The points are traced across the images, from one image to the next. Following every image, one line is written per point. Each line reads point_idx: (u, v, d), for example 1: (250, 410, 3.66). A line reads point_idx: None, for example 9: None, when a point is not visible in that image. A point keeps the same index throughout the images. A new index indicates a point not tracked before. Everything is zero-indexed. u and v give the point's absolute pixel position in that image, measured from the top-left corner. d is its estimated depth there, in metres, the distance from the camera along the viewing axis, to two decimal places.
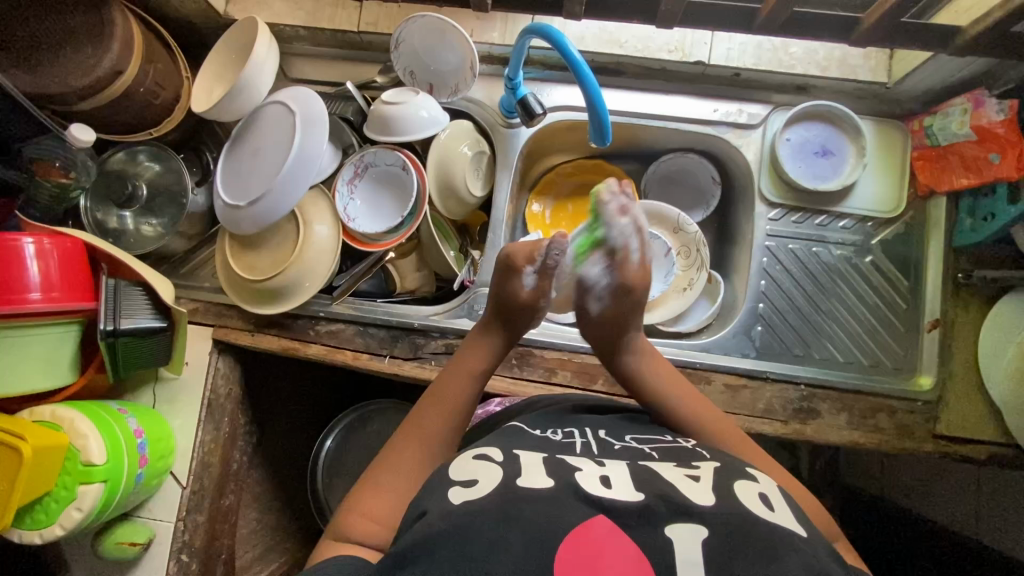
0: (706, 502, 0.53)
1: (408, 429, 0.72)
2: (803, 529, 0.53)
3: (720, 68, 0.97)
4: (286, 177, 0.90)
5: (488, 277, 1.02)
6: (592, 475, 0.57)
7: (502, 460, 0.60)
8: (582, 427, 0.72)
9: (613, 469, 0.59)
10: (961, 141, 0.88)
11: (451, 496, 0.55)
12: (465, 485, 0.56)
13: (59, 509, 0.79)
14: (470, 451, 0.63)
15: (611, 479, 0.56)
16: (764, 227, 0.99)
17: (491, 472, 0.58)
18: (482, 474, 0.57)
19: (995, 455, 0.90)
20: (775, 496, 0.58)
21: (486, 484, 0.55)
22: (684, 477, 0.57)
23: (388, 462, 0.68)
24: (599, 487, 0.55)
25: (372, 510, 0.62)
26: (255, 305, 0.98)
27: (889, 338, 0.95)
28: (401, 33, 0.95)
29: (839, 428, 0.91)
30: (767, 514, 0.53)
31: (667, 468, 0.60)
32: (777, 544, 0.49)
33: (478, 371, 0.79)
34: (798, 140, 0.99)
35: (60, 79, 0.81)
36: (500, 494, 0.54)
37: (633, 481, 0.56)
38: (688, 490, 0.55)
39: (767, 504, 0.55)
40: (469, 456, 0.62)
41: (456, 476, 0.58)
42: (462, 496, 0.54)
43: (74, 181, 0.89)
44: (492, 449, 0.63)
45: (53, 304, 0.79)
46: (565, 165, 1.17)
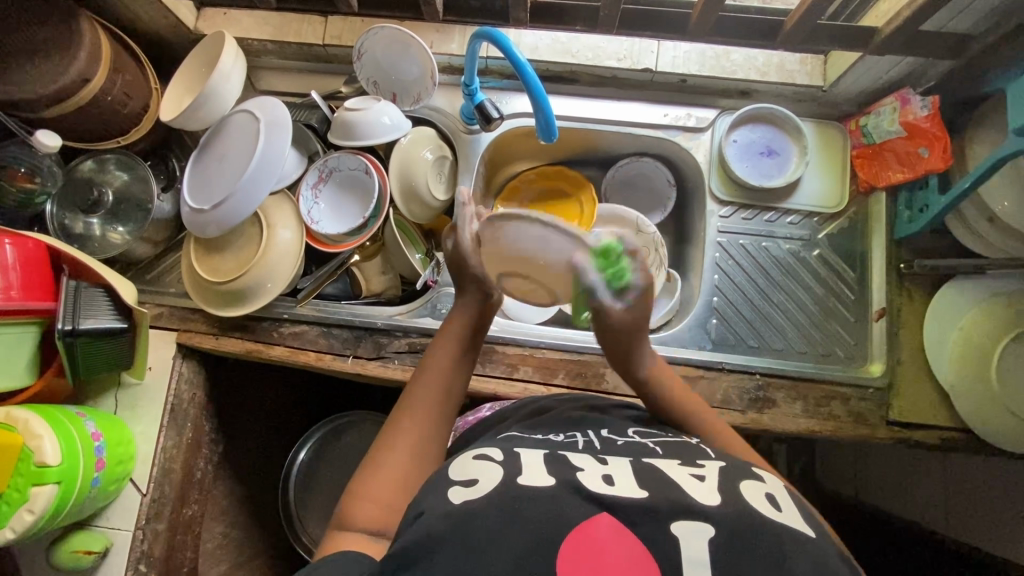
0: (712, 501, 0.52)
1: (399, 412, 0.67)
2: (811, 529, 0.53)
3: (667, 74, 1.02)
4: (249, 180, 0.92)
5: (451, 277, 1.04)
6: (595, 474, 0.56)
7: (503, 459, 0.59)
8: (589, 426, 0.71)
9: (617, 468, 0.58)
10: (893, 137, 0.94)
11: (451, 496, 0.54)
12: (466, 484, 0.55)
13: (10, 511, 0.78)
14: (471, 451, 0.62)
15: (614, 477, 0.56)
16: (715, 223, 1.03)
17: (492, 471, 0.57)
18: (482, 474, 0.56)
19: (947, 439, 0.92)
20: (783, 497, 0.56)
21: (487, 483, 0.54)
22: (690, 477, 0.56)
23: (383, 446, 0.64)
24: (602, 484, 0.54)
25: (373, 500, 0.60)
26: (219, 308, 0.98)
27: (840, 328, 0.98)
28: (363, 44, 1.00)
29: (794, 417, 0.93)
30: (775, 516, 0.52)
31: (672, 467, 0.58)
32: (785, 541, 0.50)
33: (464, 339, 0.74)
34: (744, 142, 1.03)
35: (28, 87, 0.83)
36: (497, 493, 0.53)
37: (638, 479, 0.55)
38: (695, 490, 0.54)
39: (774, 505, 0.54)
40: (470, 455, 0.60)
41: (456, 474, 0.57)
42: (461, 495, 0.54)
43: (40, 187, 0.94)
44: (491, 449, 0.62)
45: (11, 303, 0.79)
46: (528, 171, 1.21)
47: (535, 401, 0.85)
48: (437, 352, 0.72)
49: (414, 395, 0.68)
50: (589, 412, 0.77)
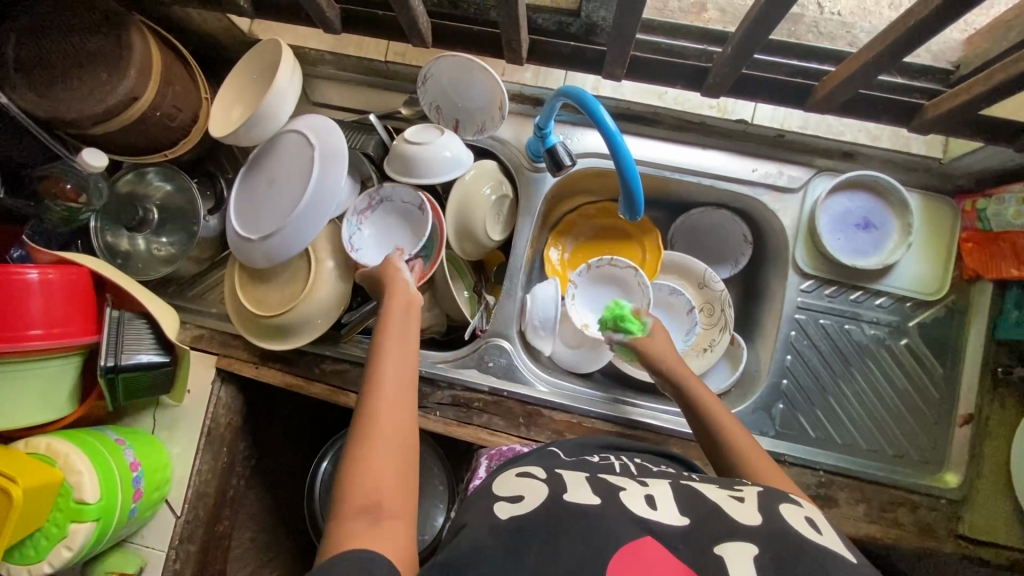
0: (752, 521, 0.53)
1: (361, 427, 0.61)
2: (855, 554, 0.51)
3: (763, 128, 0.93)
4: (301, 216, 0.86)
5: (501, 327, 0.98)
6: (637, 493, 0.59)
7: (546, 482, 0.62)
8: (621, 455, 0.77)
9: (657, 490, 0.60)
10: (1016, 231, 0.83)
11: (497, 511, 0.56)
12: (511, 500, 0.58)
13: (49, 546, 0.77)
14: (514, 469, 0.67)
15: (655, 499, 0.58)
16: (794, 298, 0.94)
17: (537, 490, 0.59)
18: (528, 491, 0.59)
19: (1016, 560, 0.86)
20: (823, 522, 0.56)
21: (533, 499, 0.57)
22: (729, 498, 0.58)
23: (364, 452, 0.58)
24: (646, 508, 0.56)
25: (373, 507, 0.55)
26: (262, 340, 0.94)
27: (918, 428, 0.90)
28: (430, 69, 0.91)
29: (856, 519, 0.87)
30: (815, 538, 0.52)
31: (710, 489, 0.60)
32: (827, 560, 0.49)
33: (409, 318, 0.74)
34: (840, 210, 0.93)
35: (74, 103, 0.77)
36: (542, 515, 0.54)
37: (678, 504, 0.57)
38: (734, 511, 0.55)
39: (815, 527, 0.54)
40: (512, 474, 0.65)
41: (501, 492, 0.61)
42: (508, 510, 0.56)
43: (86, 205, 0.86)
44: (534, 468, 0.66)
45: (53, 340, 0.76)
46: (587, 206, 1.12)
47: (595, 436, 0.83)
48: (390, 339, 0.70)
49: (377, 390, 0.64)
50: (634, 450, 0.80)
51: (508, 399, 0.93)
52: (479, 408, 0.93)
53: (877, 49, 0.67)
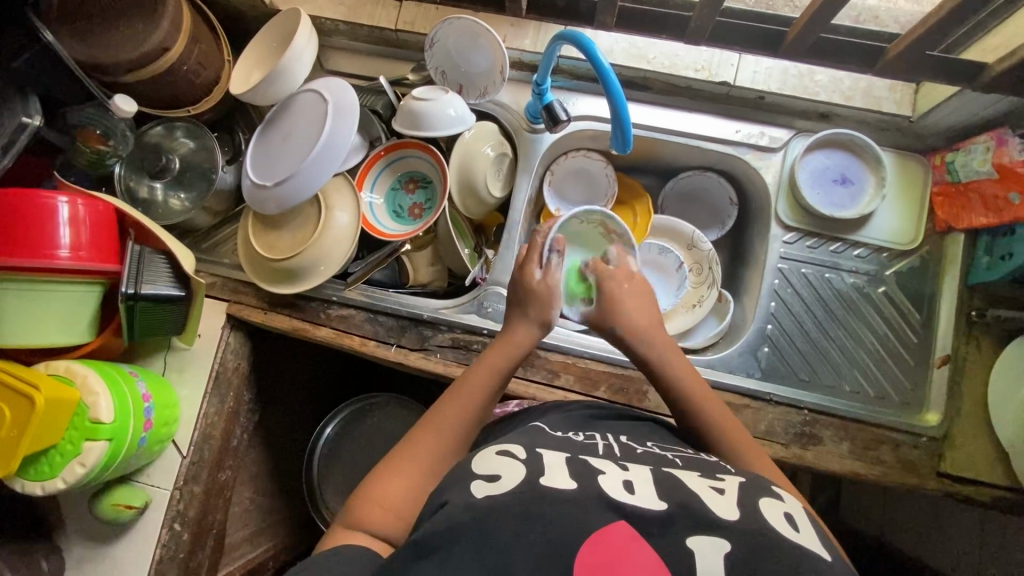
0: (730, 516, 0.51)
1: (427, 424, 0.69)
2: (829, 551, 0.50)
3: (744, 90, 0.98)
4: (313, 162, 0.93)
5: (501, 277, 1.04)
6: (615, 478, 0.55)
7: (525, 457, 0.58)
8: (603, 432, 0.73)
9: (637, 475, 0.57)
10: (982, 178, 0.89)
11: (473, 490, 0.52)
12: (488, 479, 0.54)
13: (63, 463, 0.80)
14: (492, 447, 0.61)
15: (634, 484, 0.54)
16: (777, 249, 0.99)
17: (515, 467, 0.55)
18: (505, 469, 0.55)
19: (999, 498, 0.88)
20: (802, 518, 0.54)
21: (510, 479, 0.53)
22: (708, 489, 0.55)
23: (403, 454, 0.65)
24: (622, 491, 0.53)
25: (385, 496, 0.61)
26: (271, 284, 1.00)
27: (898, 371, 0.94)
28: (436, 34, 0.99)
29: (840, 457, 0.89)
30: (795, 537, 0.50)
31: (693, 478, 0.58)
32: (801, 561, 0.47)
33: (502, 371, 0.75)
34: (818, 167, 1.00)
35: (111, 51, 0.85)
36: (520, 490, 0.51)
37: (657, 488, 0.54)
38: (712, 502, 0.53)
39: (794, 525, 0.52)
40: (492, 452, 0.59)
41: (479, 469, 0.56)
42: (485, 490, 0.52)
43: (112, 150, 0.94)
44: (515, 446, 0.61)
45: (80, 263, 0.81)
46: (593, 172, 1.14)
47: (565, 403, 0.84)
48: (490, 360, 0.75)
49: (445, 418, 0.69)
50: (612, 419, 0.79)
51: None
52: (478, 350, 0.97)
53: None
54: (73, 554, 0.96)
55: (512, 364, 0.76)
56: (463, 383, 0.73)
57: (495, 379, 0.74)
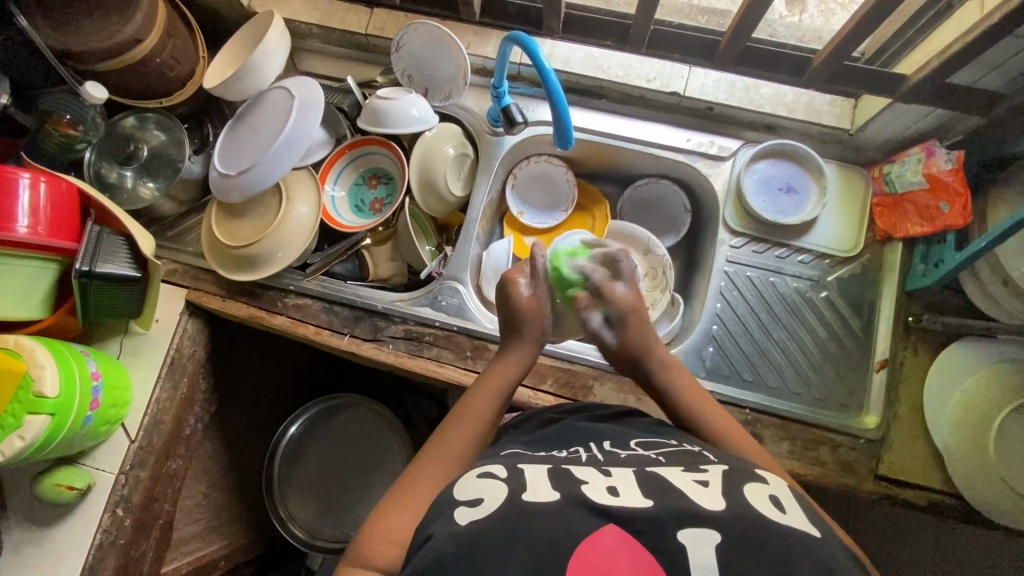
0: (716, 506, 0.51)
1: (435, 447, 0.68)
2: (817, 528, 0.52)
3: (694, 100, 1.03)
4: (275, 153, 0.96)
5: (456, 271, 1.06)
6: (598, 485, 0.55)
7: (506, 476, 0.58)
8: (588, 441, 0.71)
9: (620, 480, 0.57)
10: (915, 188, 0.93)
11: (457, 517, 0.52)
12: (470, 504, 0.54)
13: (3, 435, 0.81)
14: (475, 469, 0.61)
15: (618, 488, 0.55)
16: (724, 253, 1.03)
17: (495, 489, 0.55)
18: (486, 492, 0.55)
19: (935, 503, 0.89)
20: (786, 497, 0.55)
21: (493, 501, 0.53)
22: (694, 485, 0.55)
23: (410, 484, 0.64)
24: (606, 496, 0.53)
25: (395, 528, 0.59)
26: (230, 272, 1.02)
27: (839, 374, 0.96)
28: (402, 37, 1.04)
29: (780, 456, 0.91)
30: (781, 517, 0.51)
31: (675, 474, 0.58)
32: (793, 548, 0.48)
33: (505, 390, 0.76)
34: (764, 176, 1.04)
35: (83, 39, 0.89)
36: (502, 510, 0.52)
37: (641, 488, 0.54)
38: (696, 494, 0.53)
39: (779, 507, 0.53)
40: (474, 474, 0.60)
41: (462, 496, 0.56)
42: (467, 516, 0.52)
43: (81, 135, 0.97)
44: (496, 467, 0.61)
45: (37, 238, 0.83)
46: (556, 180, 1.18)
47: (545, 413, 0.83)
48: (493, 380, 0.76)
49: (450, 442, 0.69)
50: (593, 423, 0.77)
51: (456, 333, 0.99)
52: (430, 342, 0.99)
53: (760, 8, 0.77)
54: (12, 536, 0.95)
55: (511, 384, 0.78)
56: (467, 403, 0.74)
57: (501, 397, 0.76)
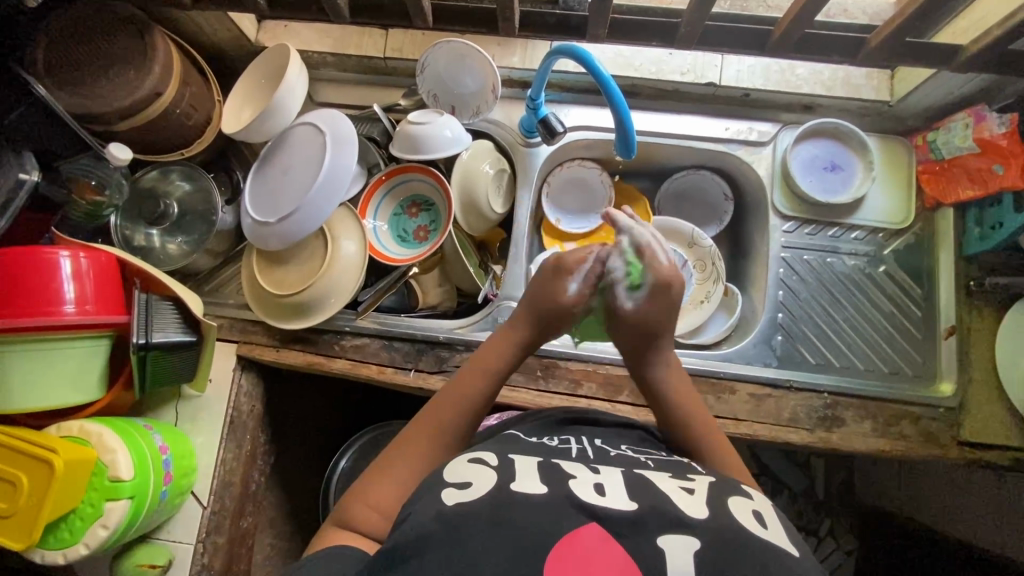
0: (700, 514, 0.53)
1: (421, 423, 0.69)
2: (797, 549, 0.53)
3: (730, 88, 1.02)
4: (317, 195, 0.93)
5: (512, 291, 1.04)
6: (587, 482, 0.57)
7: (497, 464, 0.61)
8: (580, 435, 0.74)
9: (608, 478, 0.59)
10: (964, 154, 0.93)
11: (444, 497, 0.55)
12: (459, 487, 0.56)
13: (85, 527, 0.77)
14: (467, 456, 0.63)
15: (606, 487, 0.57)
16: (778, 239, 1.02)
17: (486, 474, 0.58)
18: (477, 477, 0.58)
19: (1020, 459, 0.90)
20: (770, 517, 0.57)
21: (481, 486, 0.56)
22: (679, 489, 0.58)
23: (397, 455, 0.66)
24: (594, 495, 0.55)
25: (379, 497, 0.62)
26: (282, 321, 0.98)
27: (907, 346, 0.97)
28: (427, 58, 1.00)
29: (864, 436, 0.91)
30: (761, 533, 0.53)
31: (662, 480, 0.60)
32: (767, 559, 0.49)
33: (499, 369, 0.74)
34: (808, 156, 1.03)
35: (102, 100, 0.84)
36: (489, 495, 0.54)
37: (628, 489, 0.57)
38: (683, 503, 0.55)
39: (761, 522, 0.55)
40: (465, 459, 0.62)
41: (451, 477, 0.58)
42: (454, 497, 0.55)
43: (108, 200, 0.93)
44: (488, 454, 0.64)
45: (86, 317, 0.79)
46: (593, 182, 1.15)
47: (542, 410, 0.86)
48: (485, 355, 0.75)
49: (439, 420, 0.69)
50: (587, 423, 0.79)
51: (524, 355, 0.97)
52: None
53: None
54: None
55: (509, 363, 0.75)
56: (459, 380, 0.73)
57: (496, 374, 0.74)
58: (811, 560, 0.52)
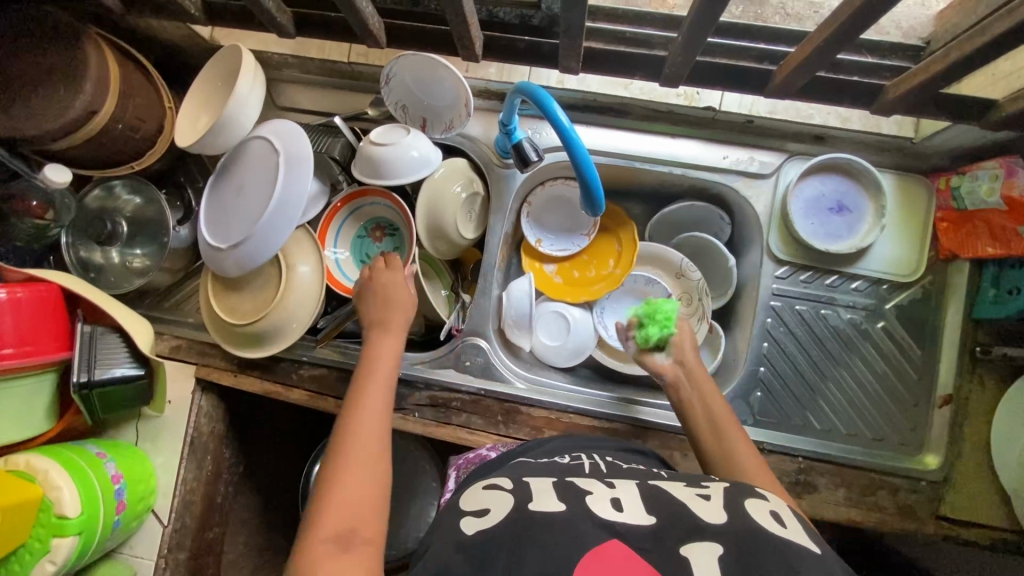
0: (716, 519, 0.51)
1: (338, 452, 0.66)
2: (818, 546, 0.50)
3: (731, 115, 0.92)
4: (267, 225, 0.86)
5: (477, 325, 0.98)
6: (603, 497, 0.56)
7: (512, 487, 0.60)
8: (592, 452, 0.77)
9: (623, 492, 0.58)
10: (989, 208, 0.82)
11: (462, 526, 0.55)
12: (477, 514, 0.56)
13: (33, 561, 0.78)
14: (482, 482, 0.64)
15: (621, 501, 0.55)
16: (769, 285, 0.93)
17: (503, 500, 0.58)
18: (493, 503, 0.57)
19: (1001, 541, 0.85)
20: (789, 518, 0.54)
21: (498, 511, 0.55)
22: (695, 496, 0.56)
23: (333, 486, 0.62)
24: (609, 510, 0.53)
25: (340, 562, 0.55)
26: (238, 348, 0.95)
27: (897, 411, 0.90)
28: (392, 69, 0.90)
29: (835, 504, 0.86)
30: (780, 531, 0.50)
31: (677, 488, 0.58)
32: (790, 551, 0.47)
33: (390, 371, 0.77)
34: (812, 195, 0.92)
35: (31, 120, 0.77)
36: None
37: (644, 502, 0.55)
38: (700, 509, 0.53)
39: (780, 522, 0.52)
40: (480, 486, 0.62)
41: (468, 506, 0.59)
42: (474, 526, 0.55)
43: (54, 220, 0.88)
44: (502, 478, 0.64)
45: (24, 358, 0.76)
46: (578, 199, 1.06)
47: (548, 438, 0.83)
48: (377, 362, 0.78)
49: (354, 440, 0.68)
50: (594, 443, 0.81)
51: (485, 398, 0.93)
52: (457, 408, 0.93)
53: (818, 40, 0.62)
54: None
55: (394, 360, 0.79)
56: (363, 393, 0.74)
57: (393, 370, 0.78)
58: (833, 555, 0.49)
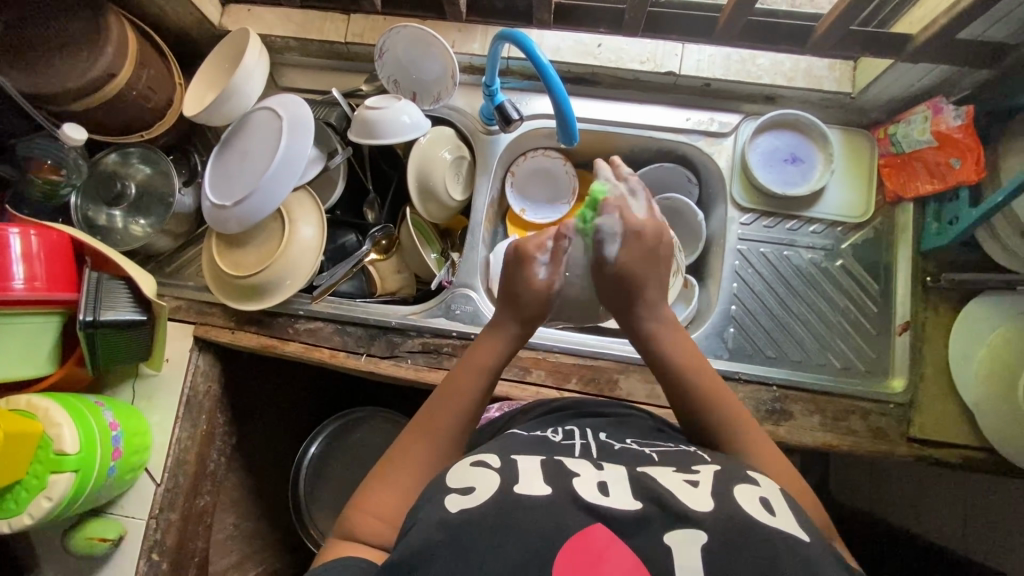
0: (704, 507, 0.49)
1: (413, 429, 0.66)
2: (806, 533, 0.48)
3: (691, 78, 1.00)
4: (271, 179, 0.93)
5: (466, 278, 1.04)
6: (590, 480, 0.52)
7: (500, 466, 0.55)
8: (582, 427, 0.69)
9: (613, 475, 0.54)
10: (924, 147, 0.92)
11: (447, 504, 0.50)
12: (462, 492, 0.51)
13: (28, 498, 0.79)
14: (468, 457, 0.58)
15: (609, 485, 0.52)
16: (735, 231, 1.01)
17: (488, 478, 0.53)
18: (480, 481, 0.52)
19: (970, 458, 0.89)
20: (779, 501, 0.52)
21: (485, 490, 0.51)
22: (682, 483, 0.52)
23: (400, 449, 0.64)
24: (597, 494, 0.50)
25: (379, 505, 0.59)
26: (239, 302, 1.00)
27: (861, 341, 0.96)
28: (385, 42, 1.00)
29: (811, 429, 0.90)
30: (768, 520, 0.48)
31: (664, 473, 0.55)
32: (777, 545, 0.45)
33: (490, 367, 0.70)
34: (768, 148, 1.02)
35: (55, 82, 0.86)
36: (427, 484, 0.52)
37: (632, 486, 0.52)
38: (685, 495, 0.50)
39: (769, 509, 0.50)
40: (467, 462, 0.56)
41: (454, 483, 0.53)
42: (458, 504, 0.50)
43: (65, 179, 0.95)
44: (490, 454, 0.58)
45: (34, 293, 0.80)
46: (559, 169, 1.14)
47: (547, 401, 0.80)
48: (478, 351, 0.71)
49: (431, 416, 0.66)
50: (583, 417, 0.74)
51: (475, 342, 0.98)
52: (449, 353, 0.97)
53: None
54: None
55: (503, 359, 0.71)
56: (455, 378, 0.69)
57: (485, 380, 0.69)
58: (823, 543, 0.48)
